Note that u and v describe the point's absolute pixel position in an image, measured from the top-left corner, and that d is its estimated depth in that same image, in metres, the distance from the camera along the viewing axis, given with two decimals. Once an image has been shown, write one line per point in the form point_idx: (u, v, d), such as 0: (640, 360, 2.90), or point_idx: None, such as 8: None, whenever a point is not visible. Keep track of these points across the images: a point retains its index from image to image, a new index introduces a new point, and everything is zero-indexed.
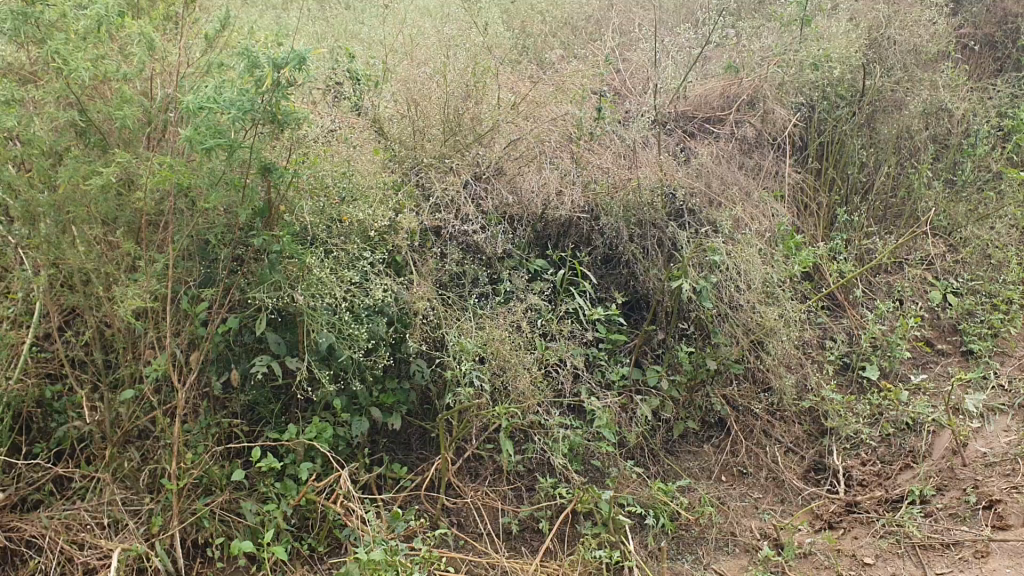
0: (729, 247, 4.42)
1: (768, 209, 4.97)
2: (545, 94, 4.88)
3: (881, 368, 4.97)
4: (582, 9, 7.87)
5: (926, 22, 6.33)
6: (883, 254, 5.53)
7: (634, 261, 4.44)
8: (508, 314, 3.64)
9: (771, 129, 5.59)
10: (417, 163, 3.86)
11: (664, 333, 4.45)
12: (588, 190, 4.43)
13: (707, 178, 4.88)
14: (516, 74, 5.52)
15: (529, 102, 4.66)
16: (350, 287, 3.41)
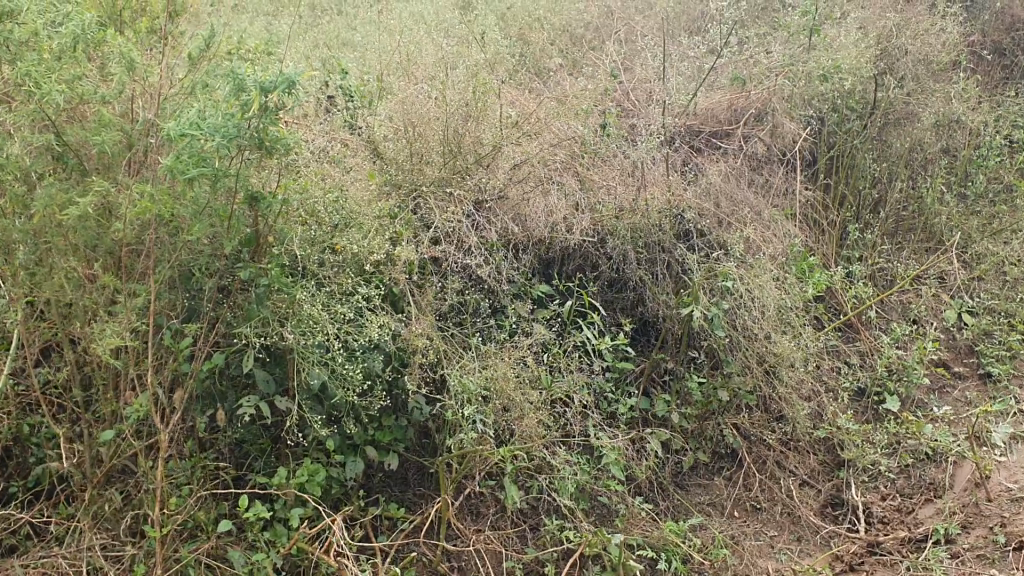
0: (741, 272, 4.22)
1: (779, 229, 4.77)
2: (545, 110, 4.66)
3: (898, 394, 4.78)
4: (580, 17, 7.67)
5: (938, 31, 6.10)
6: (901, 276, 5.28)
7: (642, 286, 4.26)
8: (513, 351, 3.43)
9: (780, 144, 5.39)
10: (415, 189, 3.64)
11: (674, 362, 4.27)
12: (594, 213, 4.23)
13: (716, 198, 4.69)
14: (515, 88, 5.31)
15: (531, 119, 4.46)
16: (343, 324, 3.21)
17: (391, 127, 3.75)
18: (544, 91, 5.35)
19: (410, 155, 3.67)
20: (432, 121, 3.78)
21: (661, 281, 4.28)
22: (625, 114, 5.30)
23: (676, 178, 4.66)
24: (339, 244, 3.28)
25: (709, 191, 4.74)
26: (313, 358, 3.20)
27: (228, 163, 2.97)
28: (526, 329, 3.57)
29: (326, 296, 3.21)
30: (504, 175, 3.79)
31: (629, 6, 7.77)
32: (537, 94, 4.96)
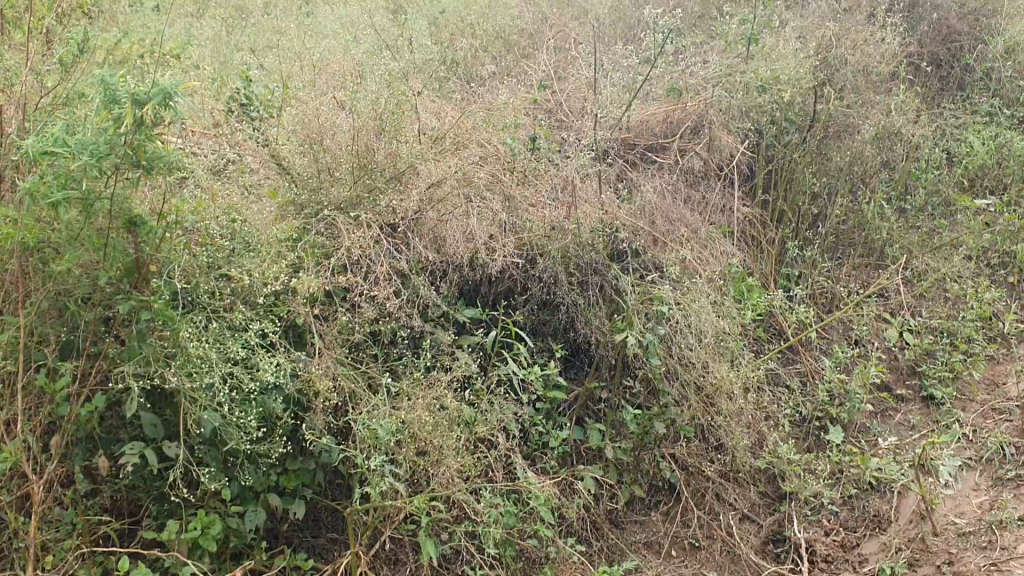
0: (677, 296, 3.95)
1: (717, 248, 4.56)
2: (471, 123, 4.37)
3: (841, 419, 4.58)
4: (514, 22, 7.44)
5: (876, 42, 5.96)
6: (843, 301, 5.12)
7: (577, 311, 3.93)
8: (430, 391, 3.08)
9: (717, 158, 5.16)
10: (320, 208, 3.30)
11: (609, 391, 4.00)
12: (520, 234, 3.90)
13: (651, 216, 4.46)
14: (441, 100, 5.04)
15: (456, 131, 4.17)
16: (234, 365, 2.86)
17: (296, 140, 3.43)
18: (472, 101, 5.08)
19: (315, 173, 3.33)
20: (342, 136, 3.45)
21: (594, 304, 3.98)
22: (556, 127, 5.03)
23: (610, 195, 4.38)
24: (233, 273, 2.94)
25: (643, 209, 4.49)
26: (203, 401, 2.85)
27: (99, 185, 2.65)
28: (443, 361, 3.24)
29: (219, 331, 2.87)
30: (422, 195, 3.45)
31: (565, 13, 7.56)
32: (463, 105, 4.68)
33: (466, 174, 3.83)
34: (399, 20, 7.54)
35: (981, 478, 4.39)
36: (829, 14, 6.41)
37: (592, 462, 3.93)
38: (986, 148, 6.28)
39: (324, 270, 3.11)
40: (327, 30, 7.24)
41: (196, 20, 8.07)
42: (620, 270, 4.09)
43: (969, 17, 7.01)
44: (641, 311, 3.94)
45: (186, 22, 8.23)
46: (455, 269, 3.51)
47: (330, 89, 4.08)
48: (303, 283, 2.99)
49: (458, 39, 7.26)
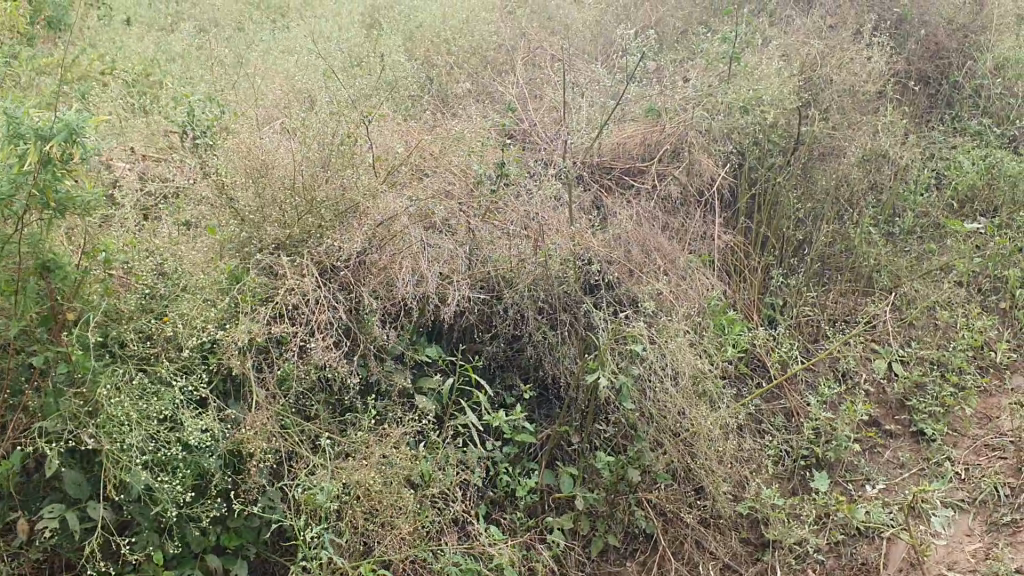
0: (653, 333, 3.71)
1: (697, 279, 4.32)
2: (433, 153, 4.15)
3: (827, 458, 4.36)
4: (491, 39, 7.26)
5: (862, 60, 5.76)
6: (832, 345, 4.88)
7: (545, 346, 3.75)
8: (380, 446, 2.86)
9: (697, 183, 4.92)
10: (254, 238, 3.09)
11: (579, 435, 3.74)
12: (484, 268, 3.66)
13: (626, 246, 4.24)
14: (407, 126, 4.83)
15: (419, 156, 3.97)
16: (159, 422, 2.60)
17: (237, 170, 3.19)
18: (442, 125, 4.86)
19: (252, 204, 3.07)
20: (284, 165, 3.19)
21: (565, 340, 3.77)
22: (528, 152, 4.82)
23: (582, 225, 4.14)
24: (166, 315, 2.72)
25: (618, 238, 4.27)
26: (125, 460, 2.58)
27: (7, 227, 2.46)
28: (396, 413, 3.03)
29: (145, 383, 2.62)
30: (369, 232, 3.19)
31: (544, 29, 7.37)
32: (429, 130, 4.45)
33: (424, 207, 3.59)
34: (374, 37, 7.34)
35: (974, 521, 4.15)
36: (813, 32, 6.23)
37: (562, 511, 3.69)
38: (976, 168, 6.08)
39: (262, 315, 2.85)
40: (299, 48, 7.05)
41: (167, 36, 7.89)
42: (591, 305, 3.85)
43: (958, 32, 6.82)
44: (615, 347, 3.67)
45: (158, 39, 8.04)
46: (408, 308, 3.29)
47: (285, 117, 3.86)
48: (241, 328, 2.75)
49: (434, 55, 7.05)
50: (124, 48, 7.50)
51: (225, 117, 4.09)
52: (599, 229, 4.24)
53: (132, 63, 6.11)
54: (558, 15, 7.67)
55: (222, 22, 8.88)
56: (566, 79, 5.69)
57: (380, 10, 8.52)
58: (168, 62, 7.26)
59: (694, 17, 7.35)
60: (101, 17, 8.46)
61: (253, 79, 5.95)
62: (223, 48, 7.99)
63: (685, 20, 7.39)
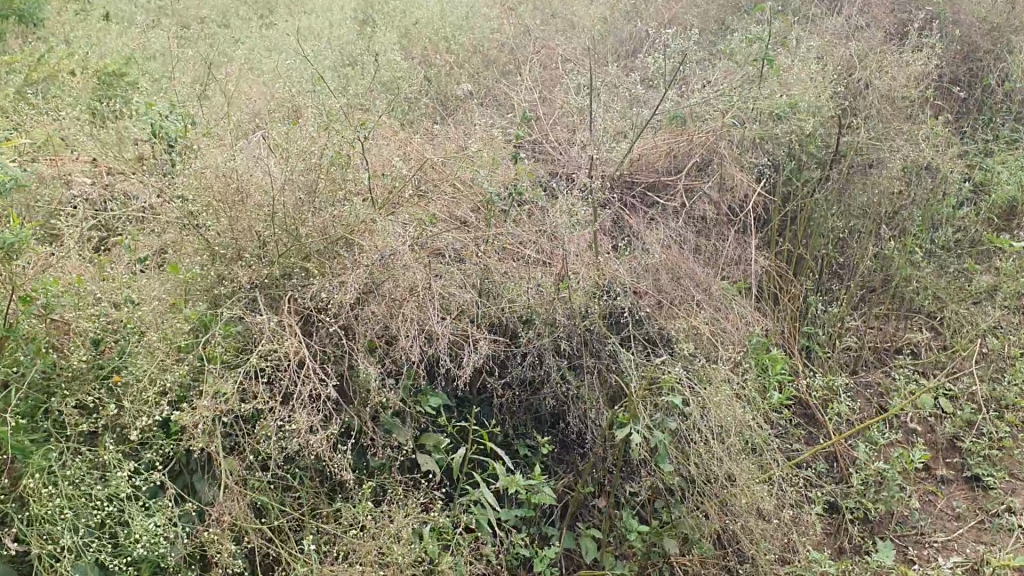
0: (691, 382, 3.21)
1: (735, 313, 3.83)
2: (434, 171, 3.65)
3: (878, 512, 3.88)
4: (493, 37, 6.77)
5: (903, 62, 5.27)
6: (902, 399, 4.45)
7: (565, 399, 3.27)
8: (374, 539, 2.36)
9: (729, 200, 4.43)
10: (222, 278, 2.57)
11: (605, 499, 3.26)
12: (499, 309, 3.17)
13: (655, 275, 3.77)
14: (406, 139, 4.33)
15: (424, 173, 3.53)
16: (105, 513, 2.10)
17: (205, 194, 2.66)
18: (443, 138, 4.37)
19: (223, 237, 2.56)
20: (264, 191, 2.70)
21: (590, 387, 3.28)
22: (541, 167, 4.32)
23: (604, 254, 3.65)
24: (118, 374, 2.26)
25: (645, 266, 3.77)
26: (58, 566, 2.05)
27: None
28: (398, 489, 2.53)
29: (85, 465, 2.12)
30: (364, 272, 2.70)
31: (550, 27, 6.89)
32: (434, 146, 3.99)
33: (427, 236, 3.09)
34: (368, 36, 6.85)
35: None
36: (848, 30, 5.73)
37: None
38: (1021, 180, 5.56)
39: (230, 379, 2.33)
40: (289, 47, 6.57)
41: (149, 32, 7.41)
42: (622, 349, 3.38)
43: (992, 34, 6.24)
44: (647, 398, 3.18)
45: (137, 37, 7.53)
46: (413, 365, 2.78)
47: (269, 131, 3.38)
48: (208, 394, 2.25)
49: (431, 54, 6.55)
50: (105, 47, 7.03)
51: (197, 128, 3.58)
52: (622, 257, 3.74)
53: (105, 63, 5.60)
54: (564, 12, 7.15)
55: (209, 19, 8.40)
56: (577, 86, 5.18)
57: (375, 5, 8.01)
58: (150, 61, 6.79)
59: (710, 15, 6.82)
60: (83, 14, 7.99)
61: (237, 80, 5.46)
62: (210, 47, 7.52)
63: (702, 19, 6.85)
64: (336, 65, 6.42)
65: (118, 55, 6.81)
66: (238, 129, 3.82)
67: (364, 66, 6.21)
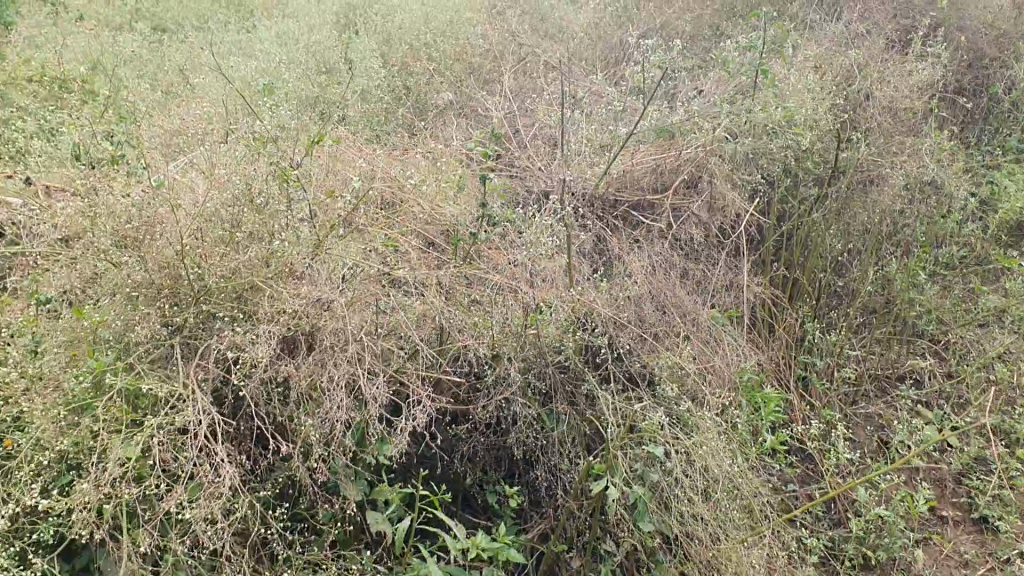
0: (673, 429, 2.89)
1: (726, 346, 3.52)
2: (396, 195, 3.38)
3: (879, 562, 3.56)
4: (476, 43, 6.48)
5: (905, 71, 4.97)
6: (908, 440, 4.05)
7: (533, 447, 2.96)
8: None
9: (722, 217, 4.13)
10: (129, 326, 2.40)
11: (580, 558, 2.91)
12: (453, 354, 2.91)
13: (638, 304, 3.47)
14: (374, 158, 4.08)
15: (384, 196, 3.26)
16: None
17: (119, 232, 2.45)
18: (412, 158, 4.10)
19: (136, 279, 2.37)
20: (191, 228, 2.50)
21: (564, 433, 2.99)
22: (515, 186, 4.05)
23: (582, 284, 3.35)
24: (9, 438, 2.23)
25: (628, 294, 3.48)
26: None
27: None
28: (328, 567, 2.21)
29: None
30: (296, 315, 2.46)
31: (536, 33, 6.60)
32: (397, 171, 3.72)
33: (382, 269, 2.80)
34: (346, 42, 6.59)
35: None
36: (848, 37, 5.44)
37: None
38: None
39: (116, 459, 2.16)
40: (264, 55, 6.34)
41: (122, 38, 7.19)
42: (600, 388, 3.07)
43: (998, 41, 5.94)
44: (624, 445, 2.88)
45: (111, 43, 7.28)
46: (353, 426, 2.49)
47: (215, 151, 3.10)
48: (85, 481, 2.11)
49: (411, 62, 6.27)
50: (75, 53, 6.82)
51: (139, 146, 3.32)
52: (601, 287, 3.45)
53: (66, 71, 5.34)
54: (552, 16, 6.86)
55: (186, 23, 8.18)
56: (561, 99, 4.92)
57: (357, 8, 7.73)
58: (120, 69, 6.57)
59: (703, 20, 6.53)
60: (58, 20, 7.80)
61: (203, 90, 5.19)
62: (183, 53, 7.27)
63: (694, 24, 6.54)
64: (311, 74, 6.17)
65: (87, 63, 6.59)
66: (188, 148, 3.56)
67: (337, 77, 5.94)
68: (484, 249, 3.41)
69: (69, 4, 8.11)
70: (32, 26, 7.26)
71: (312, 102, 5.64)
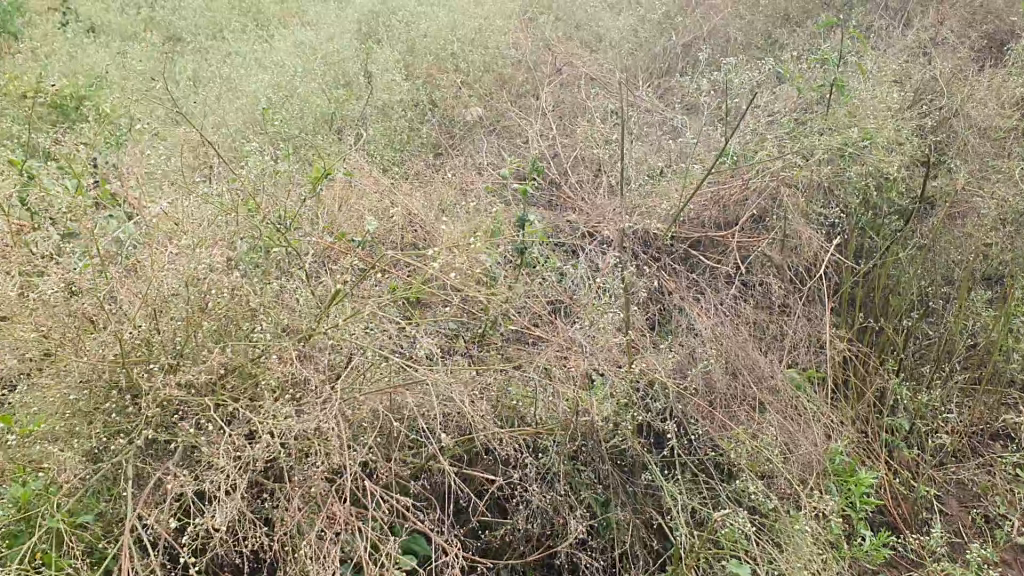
0: (757, 538, 2.32)
1: (813, 420, 2.96)
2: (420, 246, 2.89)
3: None
4: (507, 54, 5.95)
5: (996, 83, 4.35)
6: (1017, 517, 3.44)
7: (586, 563, 2.47)
8: None
9: (796, 259, 3.53)
10: (66, 438, 2.11)
11: None
12: (481, 456, 2.44)
13: (707, 372, 2.92)
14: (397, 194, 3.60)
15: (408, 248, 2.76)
16: None
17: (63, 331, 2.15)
18: (439, 194, 3.62)
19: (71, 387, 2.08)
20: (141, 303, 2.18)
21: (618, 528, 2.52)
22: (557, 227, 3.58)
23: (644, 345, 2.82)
24: None
25: (693, 363, 2.94)
26: None
27: None
28: None
29: None
30: (288, 431, 2.03)
31: (572, 42, 6.05)
32: (423, 216, 3.26)
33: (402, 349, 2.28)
34: (367, 51, 6.10)
35: None
36: (924, 45, 4.83)
37: None
38: None
39: None
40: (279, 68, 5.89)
41: (133, 53, 6.80)
42: (670, 487, 2.57)
43: None
44: (694, 560, 2.33)
45: (122, 57, 6.89)
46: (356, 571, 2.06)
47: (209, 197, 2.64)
48: None
49: (436, 75, 5.76)
50: (83, 70, 6.44)
51: (121, 189, 2.87)
52: (662, 351, 2.93)
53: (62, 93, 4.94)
54: (589, 24, 6.31)
55: (201, 32, 7.75)
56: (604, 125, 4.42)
57: (380, 15, 7.21)
58: (129, 83, 6.16)
59: (755, 26, 5.91)
60: (70, 31, 7.43)
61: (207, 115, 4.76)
62: (197, 66, 6.85)
63: (746, 30, 5.93)
64: (329, 88, 5.71)
65: (92, 78, 6.19)
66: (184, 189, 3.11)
67: (355, 93, 5.46)
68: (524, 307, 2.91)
69: (82, 16, 7.74)
70: (40, 41, 6.90)
71: (329, 119, 5.16)
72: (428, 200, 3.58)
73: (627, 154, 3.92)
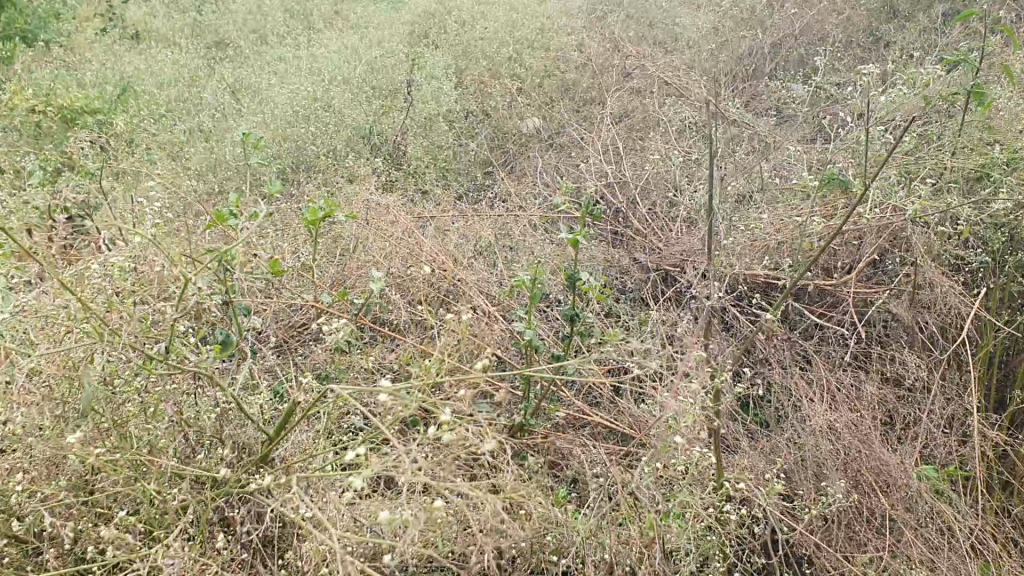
0: None
1: (966, 546, 2.19)
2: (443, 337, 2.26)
3: None
4: (568, 59, 5.27)
5: None
6: None
7: None
8: None
9: (930, 316, 2.73)
10: None
11: None
12: None
13: (817, 485, 2.19)
14: (425, 237, 2.96)
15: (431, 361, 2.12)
16: None
17: None
18: (475, 238, 2.97)
19: None
20: None
21: None
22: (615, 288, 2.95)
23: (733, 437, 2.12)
24: None
25: (796, 475, 2.22)
26: None
27: None
28: None
29: None
30: None
31: (644, 43, 5.34)
32: (453, 278, 2.62)
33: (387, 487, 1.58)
34: (414, 57, 5.47)
35: None
36: None
37: None
38: None
39: None
40: (317, 77, 5.30)
41: (169, 67, 6.29)
42: None
43: None
44: None
45: (154, 66, 6.36)
46: None
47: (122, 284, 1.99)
48: None
49: (489, 82, 5.09)
50: (111, 78, 5.94)
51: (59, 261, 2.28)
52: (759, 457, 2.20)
53: (66, 117, 4.42)
54: (664, 22, 5.58)
55: (244, 37, 7.22)
56: (678, 150, 3.72)
57: (434, 15, 6.57)
58: (158, 94, 5.63)
59: (854, 23, 5.13)
60: (108, 39, 6.96)
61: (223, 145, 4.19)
62: (233, 74, 6.29)
63: (845, 27, 5.14)
64: (368, 98, 5.09)
65: (119, 89, 5.68)
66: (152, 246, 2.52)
67: (396, 104, 4.83)
68: (575, 393, 2.27)
69: (122, 22, 7.28)
70: (70, 52, 6.43)
71: (364, 135, 4.54)
72: (461, 244, 2.92)
73: (707, 185, 3.21)
